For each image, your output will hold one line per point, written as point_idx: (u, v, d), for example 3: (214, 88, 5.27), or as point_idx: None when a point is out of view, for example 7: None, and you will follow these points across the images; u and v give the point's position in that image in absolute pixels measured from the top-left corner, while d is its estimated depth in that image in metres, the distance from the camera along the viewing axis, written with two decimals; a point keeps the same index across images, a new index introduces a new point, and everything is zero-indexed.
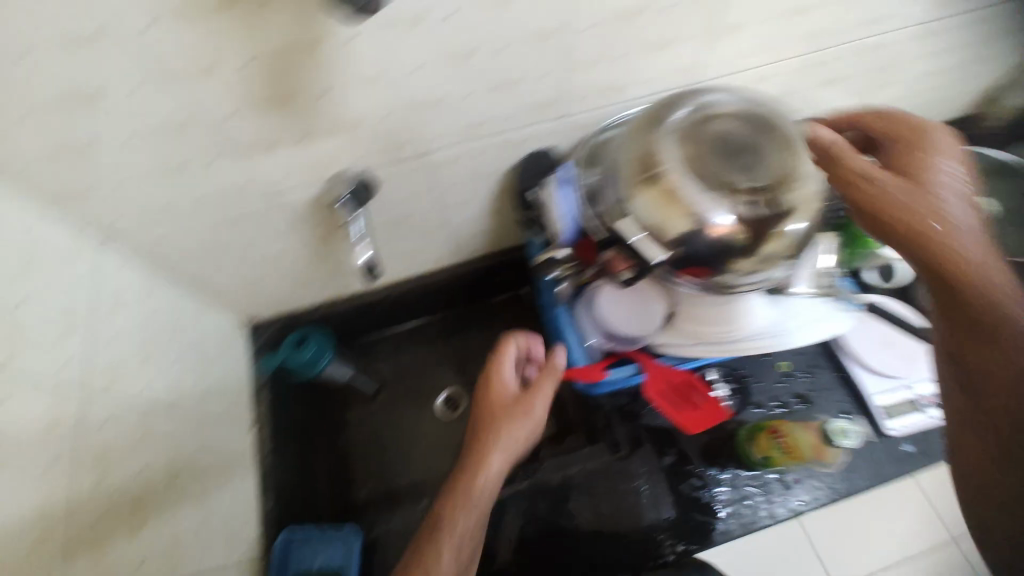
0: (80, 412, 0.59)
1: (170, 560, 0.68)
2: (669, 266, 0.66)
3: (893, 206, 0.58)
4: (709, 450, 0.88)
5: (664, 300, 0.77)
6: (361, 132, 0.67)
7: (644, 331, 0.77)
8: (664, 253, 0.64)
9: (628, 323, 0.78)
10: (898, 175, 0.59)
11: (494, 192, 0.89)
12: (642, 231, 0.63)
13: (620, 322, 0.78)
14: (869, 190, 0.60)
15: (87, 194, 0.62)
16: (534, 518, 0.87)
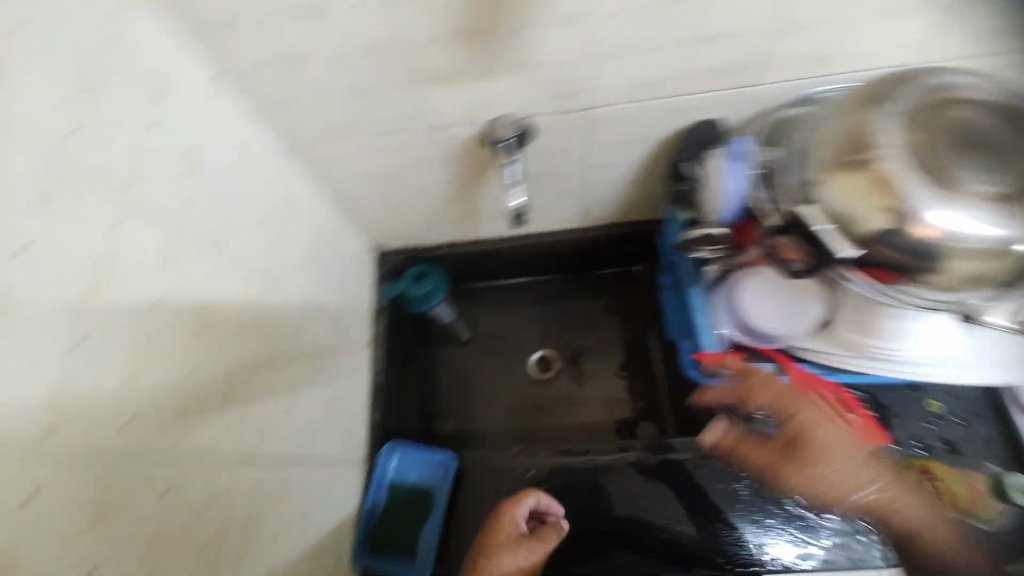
0: (262, 296, 0.67)
1: (311, 443, 0.76)
2: (851, 264, 0.59)
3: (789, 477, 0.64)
4: None
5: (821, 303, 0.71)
6: (538, 75, 0.66)
7: (789, 331, 0.72)
8: (853, 250, 0.57)
9: (772, 321, 0.73)
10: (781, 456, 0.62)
11: (640, 160, 0.85)
12: (829, 222, 0.58)
13: (762, 317, 0.73)
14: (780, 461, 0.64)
15: (287, 105, 0.68)
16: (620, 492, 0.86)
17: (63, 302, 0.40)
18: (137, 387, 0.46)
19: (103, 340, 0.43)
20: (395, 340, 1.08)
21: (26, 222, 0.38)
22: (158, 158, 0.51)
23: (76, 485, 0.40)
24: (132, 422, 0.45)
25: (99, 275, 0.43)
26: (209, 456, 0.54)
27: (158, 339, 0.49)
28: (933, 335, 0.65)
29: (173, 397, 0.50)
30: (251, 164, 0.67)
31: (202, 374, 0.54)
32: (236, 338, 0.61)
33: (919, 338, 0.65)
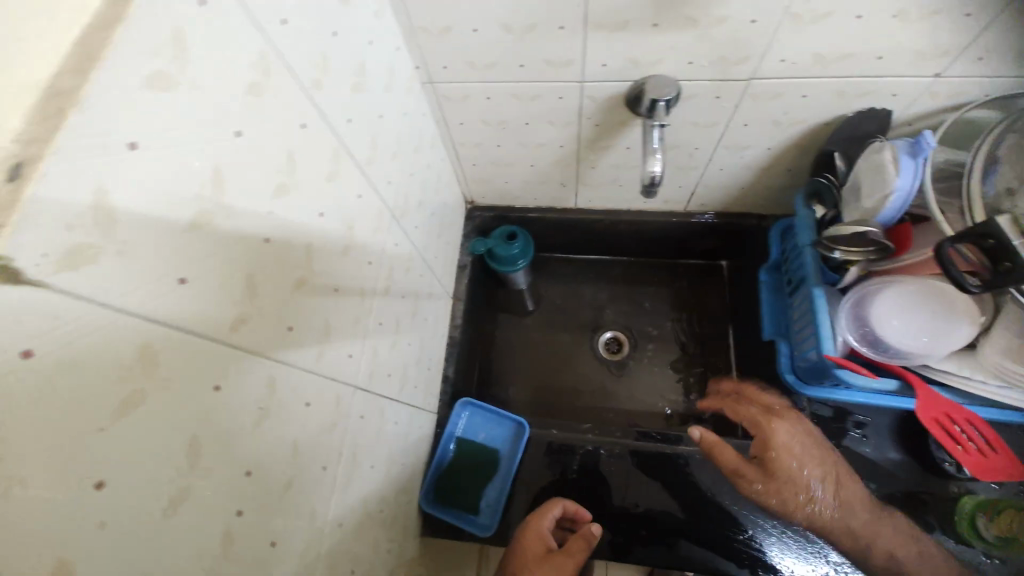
0: (389, 228, 0.66)
1: (404, 382, 0.76)
2: None
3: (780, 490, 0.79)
4: (911, 503, 0.79)
5: (976, 321, 0.63)
6: (715, 34, 0.61)
7: (930, 350, 0.65)
8: None
9: (910, 336, 0.66)
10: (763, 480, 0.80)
11: (779, 145, 0.79)
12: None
13: (897, 332, 0.66)
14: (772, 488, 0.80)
15: (440, 34, 0.65)
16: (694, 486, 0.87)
17: (258, 190, 0.38)
18: (302, 295, 0.45)
19: (282, 241, 0.41)
20: (473, 297, 1.06)
21: (243, 99, 0.35)
22: (337, 62, 0.49)
23: (252, 383, 0.39)
24: (294, 330, 0.44)
25: (285, 171, 0.41)
26: (338, 376, 0.53)
27: (320, 251, 0.48)
28: None
29: (324, 313, 0.49)
30: (397, 91, 0.65)
31: (343, 295, 0.54)
32: (368, 266, 0.60)
33: None
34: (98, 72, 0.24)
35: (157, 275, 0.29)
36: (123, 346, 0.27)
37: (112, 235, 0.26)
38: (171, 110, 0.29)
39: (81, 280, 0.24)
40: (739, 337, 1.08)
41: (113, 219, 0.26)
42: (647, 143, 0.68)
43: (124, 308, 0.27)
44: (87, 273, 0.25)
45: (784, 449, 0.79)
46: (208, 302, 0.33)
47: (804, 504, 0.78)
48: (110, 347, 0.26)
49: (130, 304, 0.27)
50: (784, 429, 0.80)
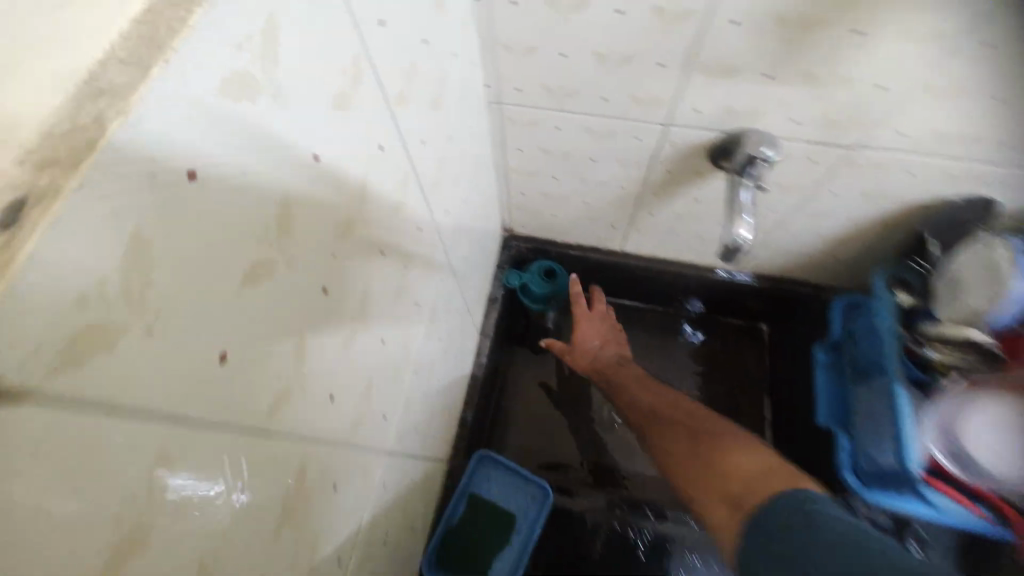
0: (439, 263, 0.57)
1: (427, 436, 0.66)
2: None
3: (647, 399, 0.80)
4: None
5: None
6: (833, 95, 0.54)
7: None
8: None
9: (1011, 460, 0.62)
10: (625, 391, 0.83)
11: (863, 219, 0.72)
12: None
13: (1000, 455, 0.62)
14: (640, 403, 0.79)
15: (522, 55, 0.58)
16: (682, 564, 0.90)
17: (324, 229, 0.30)
18: (351, 353, 0.36)
19: (337, 291, 0.32)
20: (498, 334, 0.97)
21: (329, 113, 0.28)
22: (419, 74, 0.41)
23: (283, 472, 0.30)
24: (336, 399, 0.35)
25: (354, 203, 0.33)
26: (372, 445, 0.44)
27: (373, 298, 0.39)
28: None
29: (367, 371, 0.40)
30: (467, 110, 0.58)
31: (389, 346, 0.44)
32: (415, 309, 0.51)
33: None
34: (157, 74, 0.17)
35: (191, 355, 0.20)
36: (137, 458, 0.19)
37: (143, 305, 0.18)
38: (243, 124, 0.22)
39: (99, 371, 0.17)
40: (780, 412, 0.99)
41: (150, 280, 0.18)
42: (734, 203, 0.60)
43: (150, 402, 0.19)
44: (101, 367, 0.17)
45: (587, 335, 0.94)
46: (249, 380, 0.25)
47: (639, 397, 0.81)
48: (119, 462, 0.18)
49: (156, 397, 0.19)
50: (589, 326, 0.94)
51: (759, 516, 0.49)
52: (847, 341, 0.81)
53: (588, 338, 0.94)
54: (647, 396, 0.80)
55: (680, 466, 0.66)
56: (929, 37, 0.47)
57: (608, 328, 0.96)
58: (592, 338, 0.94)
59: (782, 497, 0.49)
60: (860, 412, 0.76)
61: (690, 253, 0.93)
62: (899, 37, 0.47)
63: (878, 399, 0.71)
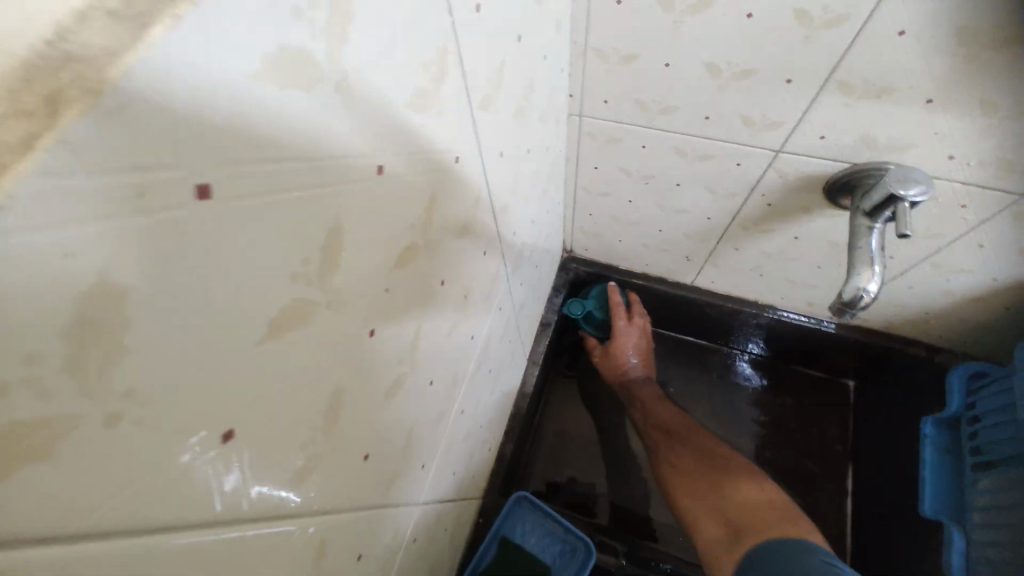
0: (500, 289, 0.51)
1: (464, 474, 0.60)
2: None
3: (669, 418, 0.79)
4: None
5: None
6: (1012, 129, 0.43)
7: None
8: None
9: None
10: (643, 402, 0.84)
11: (1013, 280, 0.59)
12: None
13: None
14: (655, 414, 0.80)
15: (616, 63, 0.51)
16: None
17: (382, 261, 0.24)
18: (395, 404, 0.30)
19: (386, 333, 0.26)
20: (547, 362, 0.90)
21: (402, 116, 0.22)
22: (509, 77, 0.35)
23: (297, 552, 0.24)
24: (372, 458, 0.29)
25: (421, 227, 0.27)
26: (406, 499, 0.38)
27: (427, 336, 0.33)
28: None
29: (412, 420, 0.34)
30: (549, 121, 0.51)
31: (437, 389, 0.38)
32: (469, 343, 0.44)
33: None
34: (162, 36, 0.11)
35: (182, 434, 0.16)
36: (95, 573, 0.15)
37: (94, 381, 0.13)
38: (293, 123, 0.16)
39: (43, 468, 0.12)
40: (866, 490, 0.85)
41: (123, 344, 0.13)
42: (859, 251, 0.50)
43: (115, 499, 0.15)
44: (43, 469, 0.13)
45: (624, 347, 0.89)
46: (261, 455, 0.20)
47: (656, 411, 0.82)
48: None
49: (122, 494, 0.15)
50: (631, 338, 0.89)
51: (757, 553, 0.54)
52: (968, 420, 0.68)
53: (625, 351, 0.88)
54: (664, 412, 0.80)
55: (679, 478, 0.69)
56: None
57: (643, 337, 0.92)
58: (629, 352, 0.89)
59: (773, 545, 0.53)
60: (977, 508, 0.64)
61: (775, 296, 0.82)
62: None
63: (1008, 496, 0.60)
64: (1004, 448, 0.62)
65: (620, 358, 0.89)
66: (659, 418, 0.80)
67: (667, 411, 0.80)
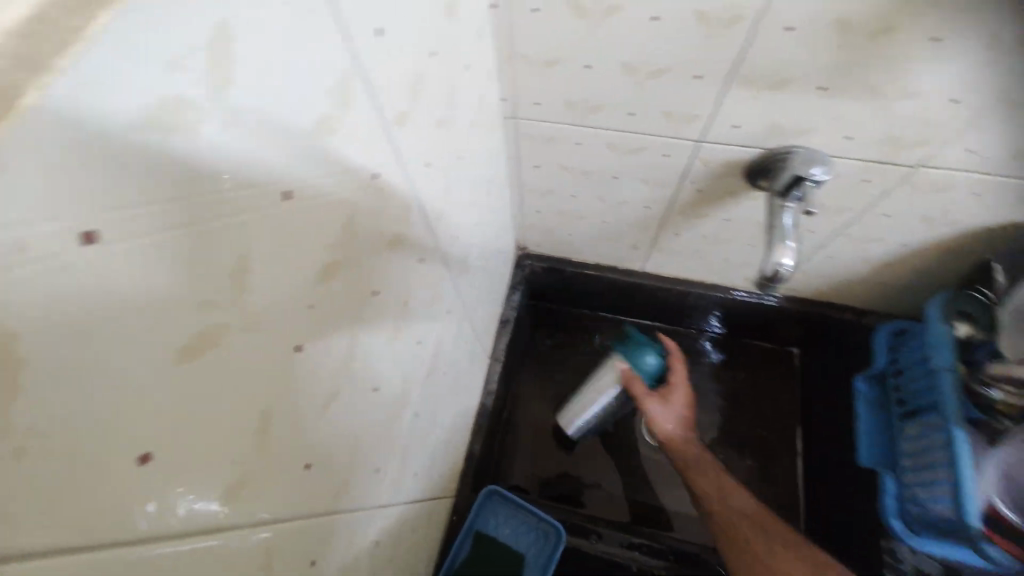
0: (445, 291, 0.52)
1: (430, 474, 0.61)
2: None
3: (736, 498, 0.65)
4: None
5: None
6: (896, 110, 0.47)
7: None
8: None
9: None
10: (710, 474, 0.67)
11: (918, 244, 0.65)
12: None
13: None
14: (724, 489, 0.66)
15: (540, 67, 0.53)
16: None
17: (299, 282, 0.25)
18: (331, 414, 0.31)
19: (313, 347, 0.28)
20: (510, 358, 0.92)
21: (307, 140, 0.23)
22: (427, 90, 0.36)
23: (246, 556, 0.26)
24: (313, 468, 0.30)
25: (341, 244, 0.28)
26: (363, 502, 0.39)
27: (362, 345, 0.34)
28: None
29: (356, 427, 0.35)
30: (480, 126, 0.53)
31: (383, 395, 0.39)
32: (416, 347, 0.45)
33: None
34: (32, 103, 0.12)
35: (100, 457, 0.17)
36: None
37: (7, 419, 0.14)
38: (181, 165, 0.17)
39: None
40: (814, 448, 0.91)
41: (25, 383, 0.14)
42: (775, 229, 0.54)
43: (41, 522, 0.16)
44: None
45: (679, 397, 0.73)
46: (189, 472, 0.21)
47: (724, 485, 0.67)
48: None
49: (31, 519, 0.16)
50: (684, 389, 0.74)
51: None
52: (894, 372, 0.74)
53: (682, 403, 0.73)
54: (735, 489, 0.66)
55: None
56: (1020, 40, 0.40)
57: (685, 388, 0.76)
58: (684, 405, 0.73)
59: None
60: (907, 452, 0.69)
61: (718, 276, 0.86)
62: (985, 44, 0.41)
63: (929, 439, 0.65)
64: (927, 395, 0.67)
65: (678, 410, 0.72)
66: (727, 497, 0.65)
67: (739, 490, 0.67)
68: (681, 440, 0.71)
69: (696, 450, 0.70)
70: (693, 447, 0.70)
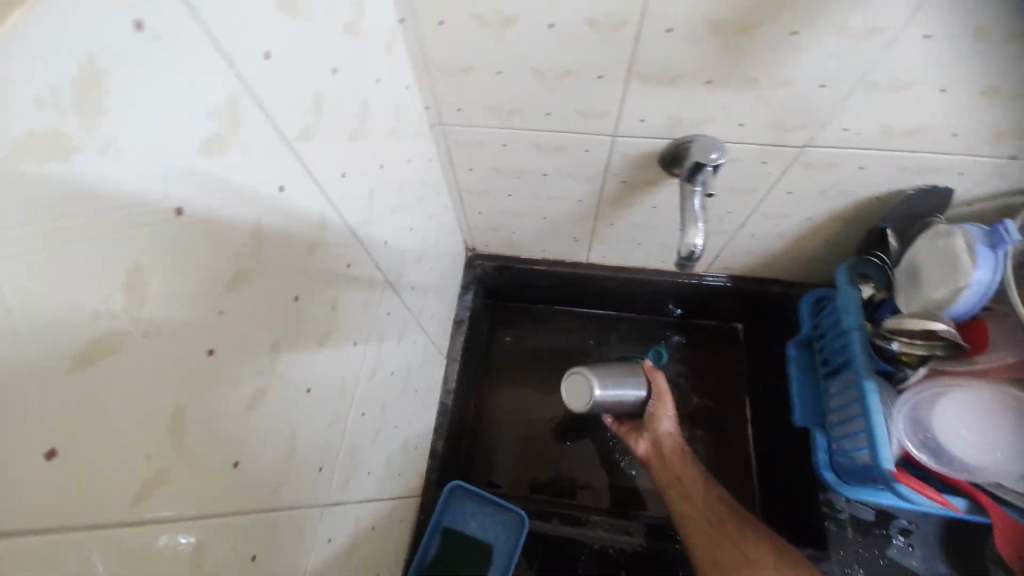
0: (383, 293, 0.55)
1: (388, 474, 0.63)
2: None
3: (722, 502, 0.64)
4: None
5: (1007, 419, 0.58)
6: (776, 96, 0.52)
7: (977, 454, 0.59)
8: None
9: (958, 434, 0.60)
10: (699, 481, 0.67)
11: (823, 216, 0.71)
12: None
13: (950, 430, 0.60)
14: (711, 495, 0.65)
15: (457, 75, 0.56)
16: None
17: (205, 289, 0.27)
18: (257, 414, 0.33)
19: (230, 351, 0.29)
20: (468, 357, 0.94)
21: (191, 161, 0.25)
22: (332, 105, 0.38)
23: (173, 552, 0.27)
24: (242, 466, 0.32)
25: (251, 252, 0.30)
26: (307, 501, 0.41)
27: (289, 346, 0.36)
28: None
29: (289, 425, 0.37)
30: (404, 134, 0.56)
31: (320, 394, 0.41)
32: (353, 348, 0.47)
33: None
34: None
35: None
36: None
37: None
38: (63, 187, 0.19)
39: None
40: (761, 414, 0.96)
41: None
42: (687, 212, 0.59)
43: None
44: None
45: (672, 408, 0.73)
46: (100, 472, 0.22)
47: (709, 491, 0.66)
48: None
49: None
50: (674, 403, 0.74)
51: None
52: (818, 337, 0.81)
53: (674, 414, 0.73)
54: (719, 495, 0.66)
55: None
56: (870, 33, 0.45)
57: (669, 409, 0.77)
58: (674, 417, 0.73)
59: None
60: (833, 409, 0.75)
61: (657, 261, 0.91)
62: (840, 37, 0.45)
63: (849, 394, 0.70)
64: (842, 354, 0.72)
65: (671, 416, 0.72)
66: (713, 502, 0.65)
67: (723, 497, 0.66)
68: (675, 448, 0.70)
69: (687, 457, 0.69)
70: (685, 455, 0.70)
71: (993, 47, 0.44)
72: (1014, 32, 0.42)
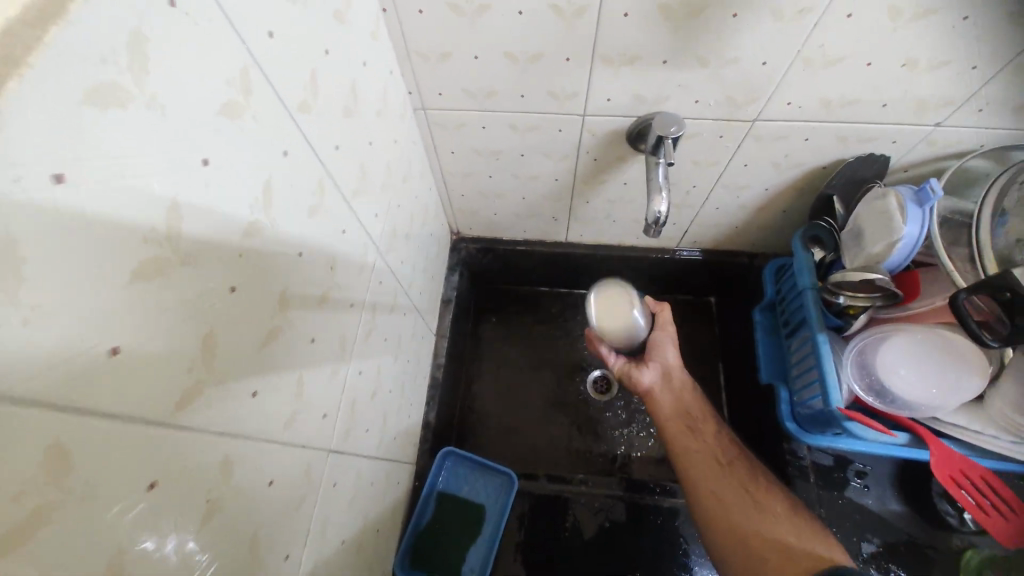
0: (376, 261, 0.59)
1: (384, 434, 0.67)
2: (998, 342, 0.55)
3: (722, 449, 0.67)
4: (899, 546, 0.78)
5: (940, 366, 0.64)
6: (726, 72, 0.58)
7: (916, 397, 0.64)
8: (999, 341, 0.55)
9: (901, 377, 0.65)
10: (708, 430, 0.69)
11: (778, 186, 0.78)
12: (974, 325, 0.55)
13: (894, 373, 0.65)
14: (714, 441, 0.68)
15: (435, 60, 0.60)
16: (664, 537, 0.89)
17: (225, 229, 0.31)
18: (269, 352, 0.37)
19: (246, 291, 0.34)
20: (455, 335, 0.98)
21: (213, 121, 0.29)
22: (326, 85, 0.43)
23: (195, 483, 0.30)
24: (261, 395, 0.36)
25: (262, 204, 0.35)
26: (314, 441, 0.45)
27: (294, 297, 0.40)
28: (967, 389, 0.63)
29: (297, 369, 0.41)
30: (390, 114, 0.60)
31: (323, 344, 0.45)
32: (350, 310, 0.52)
33: (959, 394, 0.63)
34: (13, 88, 0.18)
35: (72, 353, 0.22)
36: (39, 437, 0.21)
37: (17, 297, 0.20)
38: (122, 130, 0.23)
39: None
40: (733, 378, 1.03)
41: (21, 276, 0.20)
42: (652, 181, 0.64)
43: (51, 398, 0.21)
44: None
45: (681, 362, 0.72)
46: (148, 374, 0.26)
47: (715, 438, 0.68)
48: (23, 435, 0.20)
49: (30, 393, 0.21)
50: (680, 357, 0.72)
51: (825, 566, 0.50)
52: (779, 301, 0.87)
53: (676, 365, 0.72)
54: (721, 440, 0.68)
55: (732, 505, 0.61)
56: (800, 13, 0.51)
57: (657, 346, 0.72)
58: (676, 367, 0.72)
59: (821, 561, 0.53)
60: (794, 364, 0.80)
61: (632, 237, 0.97)
62: (775, 18, 0.51)
63: (807, 349, 0.75)
64: (800, 313, 0.78)
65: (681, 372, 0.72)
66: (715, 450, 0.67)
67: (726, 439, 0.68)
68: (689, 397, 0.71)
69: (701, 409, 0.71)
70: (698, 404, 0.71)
71: (905, 23, 0.50)
72: (923, 8, 0.49)
